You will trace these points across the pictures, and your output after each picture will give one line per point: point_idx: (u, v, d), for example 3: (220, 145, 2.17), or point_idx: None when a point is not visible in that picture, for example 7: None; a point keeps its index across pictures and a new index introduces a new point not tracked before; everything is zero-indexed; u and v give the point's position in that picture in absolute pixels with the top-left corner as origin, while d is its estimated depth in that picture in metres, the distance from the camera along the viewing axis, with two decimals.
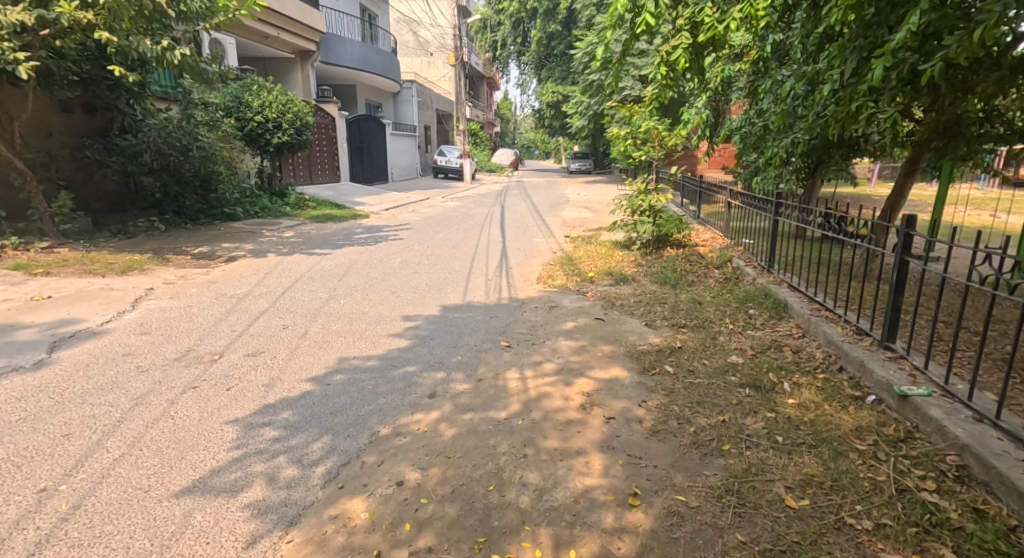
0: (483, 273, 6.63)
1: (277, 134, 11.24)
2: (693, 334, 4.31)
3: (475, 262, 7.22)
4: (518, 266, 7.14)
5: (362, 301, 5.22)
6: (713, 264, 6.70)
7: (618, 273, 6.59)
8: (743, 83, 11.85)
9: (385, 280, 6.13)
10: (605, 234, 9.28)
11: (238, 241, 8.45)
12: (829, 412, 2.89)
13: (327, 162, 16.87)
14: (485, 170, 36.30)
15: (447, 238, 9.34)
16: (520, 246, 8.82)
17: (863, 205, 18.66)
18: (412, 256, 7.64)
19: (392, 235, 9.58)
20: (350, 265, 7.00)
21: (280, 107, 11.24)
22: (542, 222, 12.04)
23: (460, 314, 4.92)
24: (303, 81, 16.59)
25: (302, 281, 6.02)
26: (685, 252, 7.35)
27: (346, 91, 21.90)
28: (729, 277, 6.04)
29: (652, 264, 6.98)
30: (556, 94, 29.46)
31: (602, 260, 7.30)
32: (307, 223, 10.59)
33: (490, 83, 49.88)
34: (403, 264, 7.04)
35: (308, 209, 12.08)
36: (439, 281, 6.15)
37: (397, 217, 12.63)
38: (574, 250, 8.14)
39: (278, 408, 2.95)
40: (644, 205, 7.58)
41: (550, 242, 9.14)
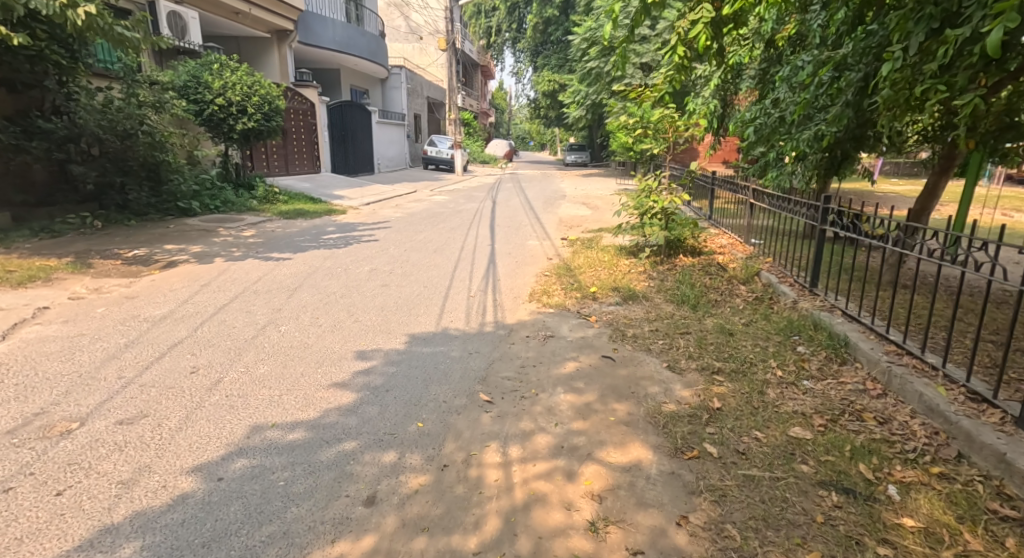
0: (465, 288, 5.57)
1: (241, 119, 10.17)
2: (730, 385, 3.29)
3: (458, 273, 6.16)
4: (507, 278, 6.09)
5: (308, 328, 4.15)
6: (736, 278, 5.68)
7: (626, 288, 5.58)
8: (756, 71, 10.84)
9: (345, 296, 5.07)
10: (606, 238, 8.27)
11: (186, 241, 7.35)
12: (976, 550, 1.89)
13: (306, 152, 15.72)
14: (478, 161, 35.15)
15: (428, 240, 8.27)
16: (510, 251, 7.74)
17: (874, 202, 17.78)
18: (385, 263, 6.55)
19: (366, 237, 8.52)
20: (308, 274, 5.91)
21: (244, 89, 10.11)
22: (538, 221, 10.92)
23: (430, 349, 3.86)
24: (280, 63, 15.50)
25: (243, 295, 4.96)
26: (702, 263, 6.33)
27: (329, 76, 20.69)
28: (760, 297, 5.03)
29: (665, 278, 5.95)
30: (552, 83, 28.38)
31: (605, 272, 6.27)
32: (274, 221, 9.51)
33: (485, 72, 48.59)
34: (372, 274, 5.98)
35: (279, 204, 10.96)
36: (410, 298, 5.09)
37: (377, 213, 11.55)
38: (573, 257, 7.09)
39: (118, 535, 1.90)
40: (653, 207, 6.54)
41: (545, 246, 8.11)
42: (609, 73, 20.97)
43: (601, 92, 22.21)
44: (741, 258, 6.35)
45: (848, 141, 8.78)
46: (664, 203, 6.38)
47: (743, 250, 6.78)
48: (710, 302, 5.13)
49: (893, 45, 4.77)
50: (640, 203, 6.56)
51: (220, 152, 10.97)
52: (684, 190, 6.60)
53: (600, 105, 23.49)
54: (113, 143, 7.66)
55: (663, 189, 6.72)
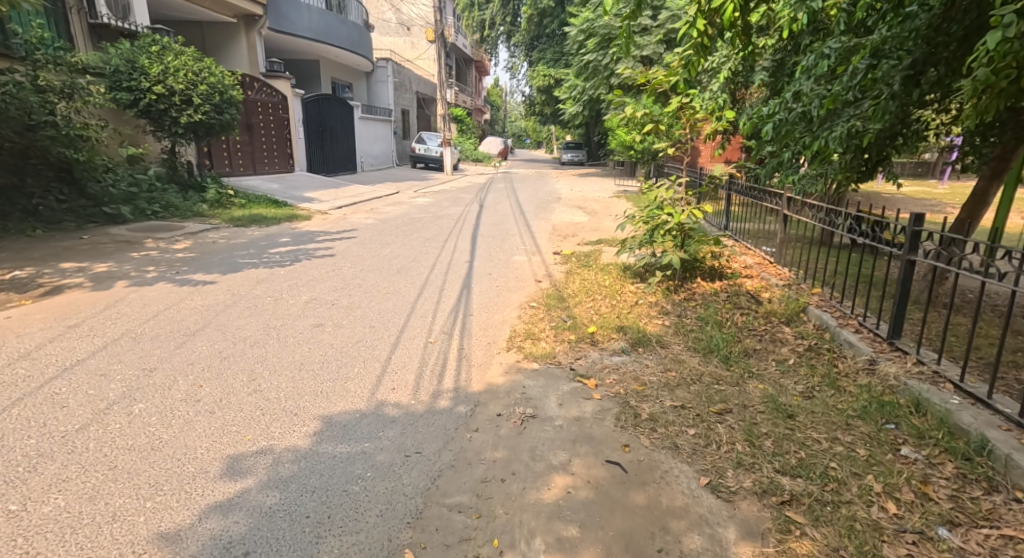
0: (426, 329, 4.28)
1: (186, 111, 8.91)
2: (820, 537, 2.04)
3: (421, 305, 4.89)
4: (484, 312, 4.80)
5: (176, 404, 2.84)
6: (775, 315, 4.43)
7: (634, 331, 4.32)
8: (767, 64, 9.43)
9: (259, 344, 3.77)
10: (607, 254, 7.01)
11: (94, 257, 6.02)
12: None
13: (276, 150, 14.40)
14: (471, 160, 33.77)
15: (394, 255, 6.97)
16: (495, 270, 6.44)
17: (890, 205, 16.66)
18: (332, 290, 5.25)
19: (323, 250, 7.23)
20: (226, 306, 4.59)
21: (189, 76, 8.87)
22: (530, 230, 9.62)
23: (346, 450, 2.57)
24: (249, 52, 14.27)
25: (118, 340, 3.65)
26: (729, 294, 5.05)
27: (308, 68, 19.34)
28: (815, 350, 3.77)
29: (683, 314, 4.69)
30: (547, 78, 27.08)
31: (608, 304, 4.98)
32: (221, 230, 8.22)
33: (479, 68, 47.31)
34: (310, 306, 4.68)
35: (233, 208, 9.63)
36: (346, 347, 3.79)
37: (347, 219, 10.26)
38: (568, 282, 5.81)
39: None
40: (668, 220, 5.20)
41: (534, 263, 6.84)
42: (608, 66, 19.90)
43: (597, 87, 21.06)
44: (781, 287, 5.08)
45: (881, 140, 7.47)
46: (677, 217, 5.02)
47: (777, 274, 5.51)
48: (747, 354, 3.87)
49: (995, 10, 3.41)
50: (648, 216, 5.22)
51: (165, 148, 9.63)
52: (705, 199, 5.27)
53: (596, 101, 22.27)
54: (12, 137, 6.35)
55: (679, 202, 5.42)
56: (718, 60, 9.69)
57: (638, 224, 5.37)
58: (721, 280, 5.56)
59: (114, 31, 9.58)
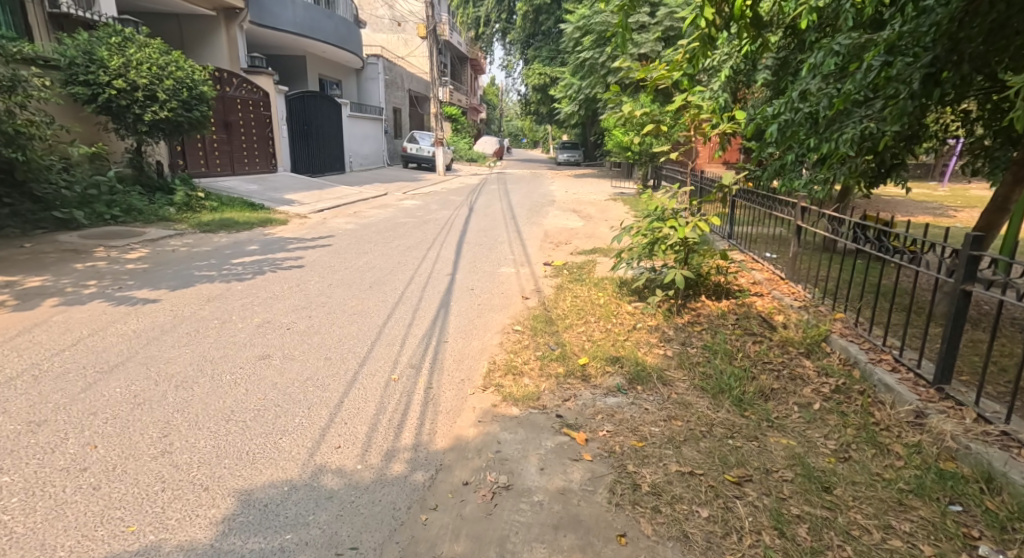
0: (390, 361, 3.69)
1: (150, 108, 8.32)
2: None
3: (388, 330, 4.29)
4: (462, 338, 4.22)
5: (50, 476, 2.25)
6: (793, 343, 3.87)
7: (631, 366, 3.74)
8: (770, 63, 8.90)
9: (185, 383, 3.18)
10: (602, 267, 6.42)
11: (31, 270, 5.41)
12: None
13: (257, 149, 13.79)
14: (465, 159, 33.13)
15: (369, 266, 6.38)
16: (481, 284, 5.86)
17: (893, 209, 16.19)
18: (290, 309, 4.67)
19: (291, 260, 6.62)
20: (162, 330, 4.00)
21: (153, 69, 8.29)
22: (520, 237, 9.02)
23: (260, 547, 1.98)
24: (229, 47, 13.69)
25: (15, 380, 3.05)
26: (739, 319, 4.48)
27: (294, 63, 18.69)
28: (844, 391, 3.20)
29: (688, 341, 4.12)
30: (543, 76, 26.46)
31: (602, 329, 4.40)
32: (185, 237, 7.62)
33: (474, 66, 46.70)
34: (261, 331, 4.10)
35: (202, 212, 9.03)
36: (289, 386, 3.20)
37: (325, 224, 9.67)
38: (558, 301, 5.23)
39: None
40: (670, 233, 4.57)
41: (521, 277, 6.25)
42: (605, 64, 19.39)
43: (594, 86, 20.50)
44: (796, 308, 4.52)
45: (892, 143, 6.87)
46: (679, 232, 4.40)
47: (791, 293, 4.95)
48: (764, 396, 3.30)
49: None
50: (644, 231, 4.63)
51: (129, 147, 9.00)
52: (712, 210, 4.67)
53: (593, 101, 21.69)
54: None
55: (682, 213, 4.82)
56: (717, 58, 9.07)
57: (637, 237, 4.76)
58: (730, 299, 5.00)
59: (76, 21, 8.87)
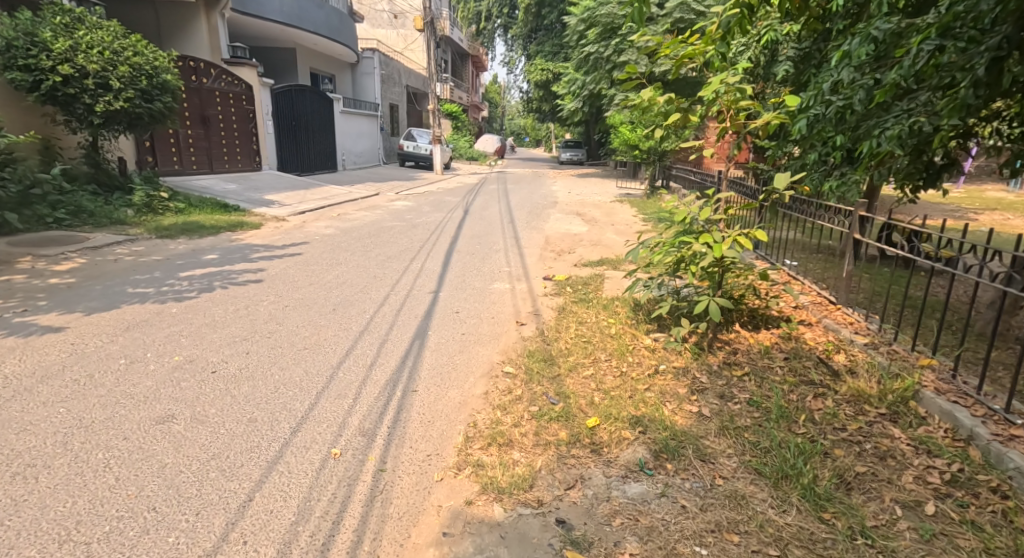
0: (334, 427, 2.77)
1: (103, 97, 7.41)
2: None
3: (341, 374, 3.38)
4: (438, 385, 3.30)
5: None
6: (869, 400, 2.97)
7: (657, 434, 2.82)
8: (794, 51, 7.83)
9: (29, 470, 2.25)
10: (612, 285, 5.49)
11: None
12: None
13: (239, 146, 12.89)
14: (465, 158, 32.24)
15: (338, 281, 5.45)
16: (473, 306, 4.93)
17: (915, 213, 15.29)
18: (226, 341, 3.74)
19: (249, 272, 5.70)
20: (43, 375, 3.07)
21: (107, 54, 7.38)
22: (518, 245, 8.08)
23: None
24: (209, 36, 12.77)
25: None
26: (789, 363, 3.53)
27: (284, 55, 17.74)
28: (963, 492, 2.28)
29: (727, 392, 3.20)
30: (545, 72, 25.52)
31: (615, 373, 3.49)
32: (137, 244, 6.71)
33: (476, 63, 45.81)
34: (174, 376, 3.17)
35: (165, 215, 8.12)
36: (178, 473, 2.27)
37: (303, 228, 8.75)
38: (561, 330, 4.30)
39: None
40: (703, 252, 3.59)
41: (517, 297, 5.32)
42: (610, 59, 18.49)
43: (598, 82, 19.60)
44: (861, 346, 3.57)
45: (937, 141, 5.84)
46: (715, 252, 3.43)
47: (849, 323, 4.01)
48: (845, 486, 2.39)
49: None
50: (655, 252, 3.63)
51: (83, 141, 8.16)
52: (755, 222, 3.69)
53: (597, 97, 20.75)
54: None
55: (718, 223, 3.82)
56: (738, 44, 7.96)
57: (659, 254, 3.80)
58: (770, 330, 4.09)
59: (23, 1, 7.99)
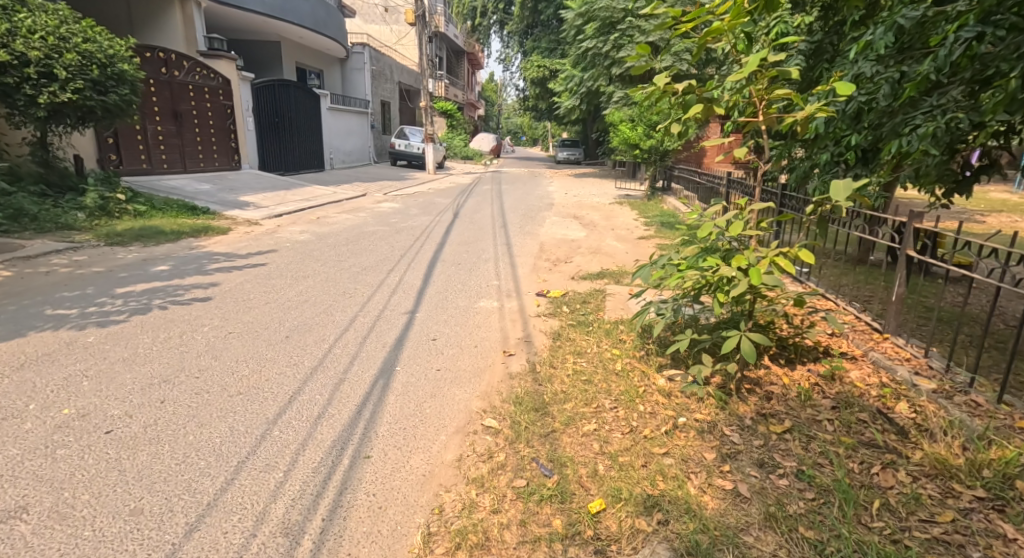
0: (248, 522, 2.06)
1: (48, 88, 6.70)
2: None
3: (274, 431, 2.66)
4: (398, 449, 2.60)
5: None
6: (957, 477, 2.27)
7: (682, 528, 2.11)
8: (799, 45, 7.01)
9: None
10: (614, 307, 4.78)
11: None
12: None
13: (215, 143, 12.16)
14: (460, 157, 31.52)
15: (298, 300, 4.73)
16: (453, 332, 4.21)
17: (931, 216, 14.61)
18: (139, 383, 3.03)
19: (198, 287, 4.97)
20: None
21: (52, 41, 6.67)
22: (510, 253, 7.35)
23: None
24: (184, 25, 12.00)
25: None
26: (839, 415, 2.82)
27: (268, 48, 16.93)
28: None
29: (767, 459, 2.49)
30: (542, 69, 24.77)
31: (623, 430, 2.77)
32: (80, 253, 6.00)
33: (472, 60, 45.21)
34: (54, 439, 2.45)
35: (121, 219, 7.40)
36: None
37: (275, 233, 8.02)
38: (555, 365, 3.59)
39: None
40: (734, 277, 2.86)
41: (505, 321, 4.59)
42: (609, 54, 17.75)
43: (596, 79, 18.86)
44: (928, 394, 2.86)
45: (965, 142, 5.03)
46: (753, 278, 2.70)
47: (906, 357, 3.29)
48: None
49: None
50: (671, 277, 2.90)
51: (30, 137, 7.45)
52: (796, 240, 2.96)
53: (595, 95, 20.00)
54: None
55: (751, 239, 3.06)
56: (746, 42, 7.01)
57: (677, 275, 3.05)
58: (806, 367, 3.39)
59: None
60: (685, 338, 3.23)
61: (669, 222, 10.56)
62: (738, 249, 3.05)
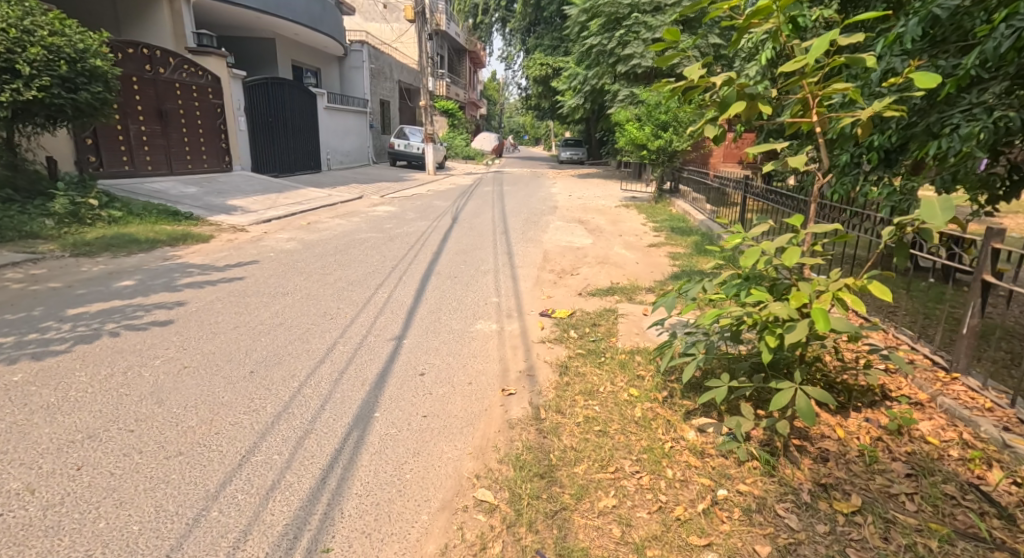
0: None
1: (11, 86, 6.16)
2: None
3: (216, 511, 2.14)
4: (369, 538, 2.08)
5: None
6: None
7: None
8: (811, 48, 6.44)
9: None
10: (627, 331, 4.25)
11: None
12: None
13: (204, 144, 11.64)
14: (461, 157, 31.00)
15: (271, 322, 4.20)
16: (446, 364, 3.69)
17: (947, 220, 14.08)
18: (58, 441, 2.48)
19: (161, 306, 4.44)
20: None
21: (15, 35, 6.13)
22: (511, 264, 6.82)
23: None
24: (172, 22, 11.46)
25: None
26: (919, 488, 2.31)
27: (263, 45, 16.40)
28: None
29: None
30: (545, 67, 24.26)
31: (650, 508, 2.26)
32: (39, 265, 5.46)
33: (473, 58, 44.70)
34: None
35: (92, 227, 6.87)
36: None
37: (259, 241, 7.48)
38: (563, 410, 3.07)
39: None
40: (787, 320, 2.30)
41: (504, 347, 4.07)
42: (614, 52, 17.23)
43: (600, 77, 18.34)
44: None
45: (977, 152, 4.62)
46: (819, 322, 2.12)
47: (983, 406, 2.77)
48: None
49: None
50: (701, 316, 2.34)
51: None
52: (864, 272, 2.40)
53: (599, 94, 19.50)
54: None
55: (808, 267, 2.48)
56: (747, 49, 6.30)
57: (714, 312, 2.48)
58: (861, 417, 2.87)
59: None
60: (722, 387, 2.67)
61: (679, 227, 10.02)
62: (789, 280, 2.49)
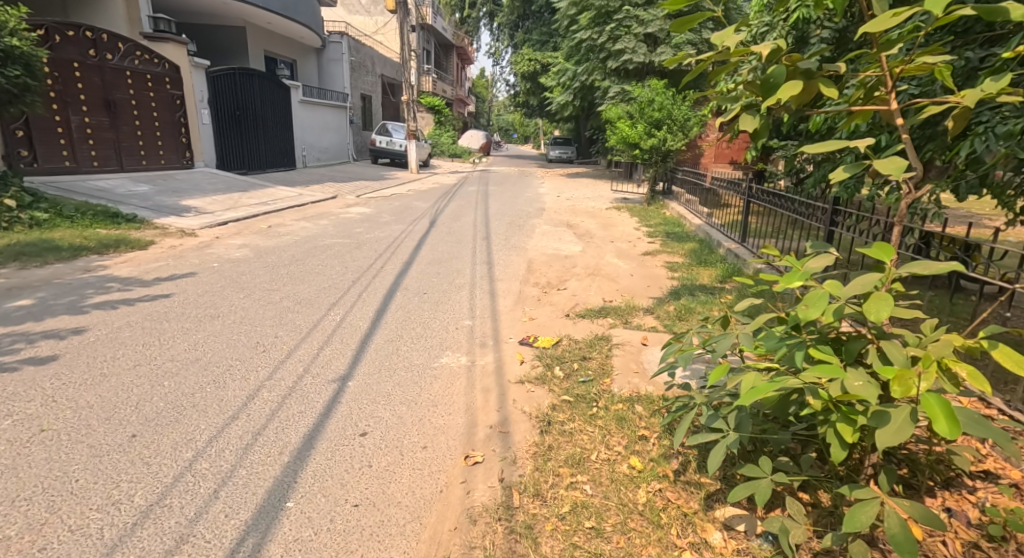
0: None
1: None
2: None
3: None
4: None
5: None
6: None
7: None
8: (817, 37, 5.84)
9: None
10: (624, 369, 3.52)
11: None
12: None
13: (160, 139, 10.82)
14: (447, 155, 30.21)
15: (185, 357, 3.41)
16: (397, 419, 2.93)
17: None
18: None
19: (56, 332, 3.65)
20: None
21: None
22: (491, 277, 6.07)
23: None
24: (126, 6, 10.58)
25: None
26: None
27: (233, 34, 15.51)
28: None
29: None
30: (533, 63, 23.46)
31: None
32: None
33: (462, 55, 43.95)
34: None
35: (9, 231, 6.03)
36: None
37: (206, 248, 6.67)
38: (542, 494, 2.33)
39: None
40: (875, 406, 1.54)
41: (473, 389, 3.34)
42: (604, 47, 16.57)
43: (590, 72, 17.61)
44: None
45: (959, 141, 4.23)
46: (943, 423, 1.38)
47: None
48: None
49: None
50: (747, 400, 1.58)
51: None
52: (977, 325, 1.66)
53: (589, 91, 18.76)
54: None
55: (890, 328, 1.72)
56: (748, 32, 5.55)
57: (753, 382, 1.71)
58: (939, 506, 2.14)
59: None
60: (763, 479, 1.90)
61: (674, 233, 9.34)
62: (858, 329, 1.76)
